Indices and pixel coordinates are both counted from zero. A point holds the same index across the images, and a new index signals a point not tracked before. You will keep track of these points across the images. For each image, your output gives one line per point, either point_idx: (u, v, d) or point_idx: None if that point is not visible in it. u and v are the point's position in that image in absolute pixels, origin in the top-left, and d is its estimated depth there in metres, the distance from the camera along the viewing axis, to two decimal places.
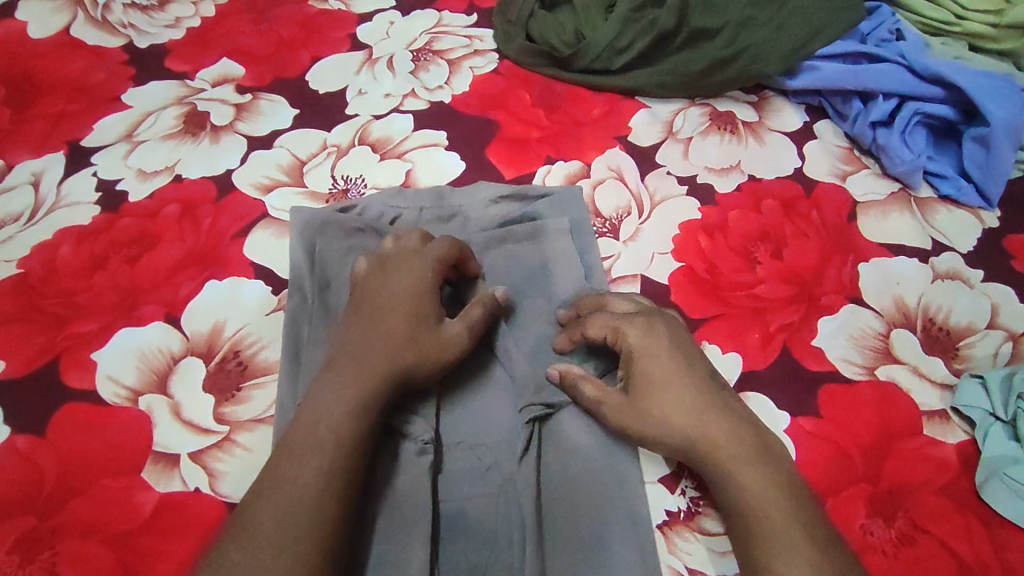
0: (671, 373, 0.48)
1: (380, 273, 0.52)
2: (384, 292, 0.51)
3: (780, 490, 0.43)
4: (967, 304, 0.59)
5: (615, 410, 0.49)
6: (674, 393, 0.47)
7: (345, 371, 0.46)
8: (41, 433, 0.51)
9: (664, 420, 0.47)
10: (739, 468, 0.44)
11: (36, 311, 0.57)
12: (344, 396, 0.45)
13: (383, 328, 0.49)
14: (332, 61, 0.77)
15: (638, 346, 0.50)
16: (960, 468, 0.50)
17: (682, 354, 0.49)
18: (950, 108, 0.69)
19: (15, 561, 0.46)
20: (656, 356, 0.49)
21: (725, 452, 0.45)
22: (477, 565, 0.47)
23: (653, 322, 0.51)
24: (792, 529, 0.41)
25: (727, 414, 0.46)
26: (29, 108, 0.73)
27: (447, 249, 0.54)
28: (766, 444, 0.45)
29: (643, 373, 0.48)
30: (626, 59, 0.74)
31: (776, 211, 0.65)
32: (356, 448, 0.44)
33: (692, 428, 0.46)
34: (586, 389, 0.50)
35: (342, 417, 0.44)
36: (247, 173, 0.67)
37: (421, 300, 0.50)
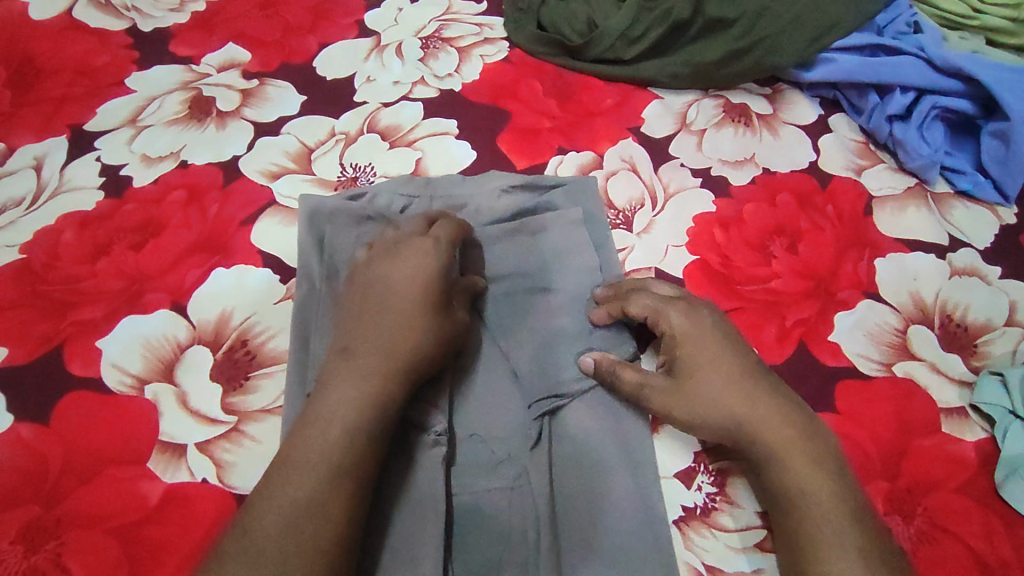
0: (717, 355, 0.47)
1: (390, 255, 0.51)
2: (391, 280, 0.49)
3: (828, 472, 0.43)
4: (985, 301, 0.58)
5: (657, 393, 0.48)
6: (722, 373, 0.46)
7: (351, 363, 0.45)
8: (44, 421, 0.50)
9: (707, 400, 0.46)
10: (786, 449, 0.44)
11: (39, 297, 0.56)
12: (352, 392, 0.43)
13: (399, 318, 0.47)
14: (339, 48, 0.75)
15: (680, 329, 0.49)
16: (980, 466, 0.50)
17: (728, 337, 0.49)
18: (968, 102, 0.68)
19: (19, 552, 0.45)
20: (700, 337, 0.48)
21: (774, 434, 0.44)
22: (491, 560, 0.46)
23: (695, 308, 0.50)
24: (840, 513, 0.41)
25: (775, 394, 0.46)
26: (30, 91, 0.71)
27: (452, 228, 0.54)
28: (811, 427, 0.45)
29: (690, 357, 0.48)
30: (639, 49, 0.72)
31: (791, 204, 0.64)
32: (365, 447, 0.42)
33: (739, 409, 0.45)
34: (625, 374, 0.50)
35: (353, 409, 0.43)
36: (254, 160, 0.66)
37: (430, 288, 0.49)
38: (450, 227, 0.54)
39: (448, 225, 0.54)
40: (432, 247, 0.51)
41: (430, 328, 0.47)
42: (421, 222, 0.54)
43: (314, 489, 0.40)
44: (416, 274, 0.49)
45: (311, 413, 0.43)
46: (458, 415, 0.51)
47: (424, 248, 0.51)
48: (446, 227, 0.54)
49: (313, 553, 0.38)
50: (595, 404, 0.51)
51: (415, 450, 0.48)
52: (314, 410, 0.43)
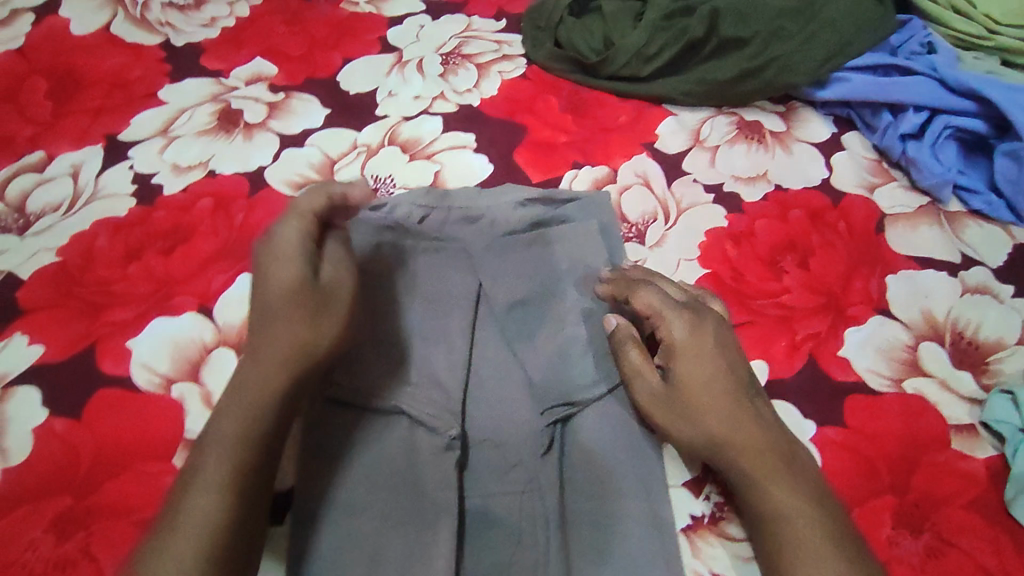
0: (710, 376, 0.47)
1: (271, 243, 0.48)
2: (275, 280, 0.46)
3: (806, 497, 0.43)
4: (996, 319, 0.58)
5: (650, 391, 0.49)
6: (715, 395, 0.47)
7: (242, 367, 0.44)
8: (77, 416, 0.51)
9: (695, 418, 0.47)
10: (763, 473, 0.44)
11: (70, 297, 0.58)
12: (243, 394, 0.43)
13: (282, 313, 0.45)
14: (363, 63, 0.79)
15: (680, 341, 0.49)
16: (989, 483, 0.49)
17: (726, 357, 0.48)
18: (981, 122, 0.68)
19: (51, 540, 0.45)
20: (699, 354, 0.48)
21: (755, 460, 0.45)
22: (501, 562, 0.47)
23: (701, 320, 0.50)
24: (817, 544, 0.41)
25: (759, 422, 0.46)
26: (70, 103, 0.75)
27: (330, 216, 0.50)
28: (792, 453, 0.45)
29: (685, 369, 0.48)
30: (654, 67, 0.75)
31: (803, 221, 0.65)
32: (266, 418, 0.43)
33: (721, 431, 0.46)
34: (631, 354, 0.51)
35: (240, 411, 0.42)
36: (279, 171, 0.68)
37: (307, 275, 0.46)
38: (315, 194, 0.49)
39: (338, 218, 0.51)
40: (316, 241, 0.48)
41: (309, 318, 0.45)
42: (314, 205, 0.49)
43: (233, 456, 0.41)
44: (286, 262, 0.45)
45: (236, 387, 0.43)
46: (471, 420, 0.52)
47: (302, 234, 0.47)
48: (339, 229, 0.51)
49: (225, 545, 0.38)
50: (606, 412, 0.52)
51: (427, 450, 0.49)
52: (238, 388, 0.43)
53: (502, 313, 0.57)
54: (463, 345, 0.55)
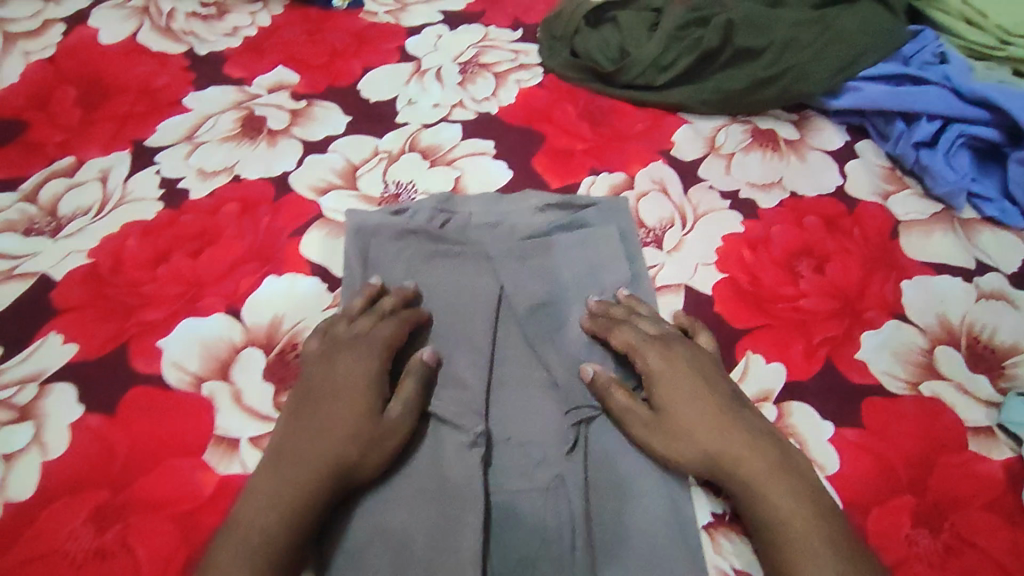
0: (693, 397, 0.49)
1: (327, 360, 0.51)
2: (327, 399, 0.48)
3: (800, 500, 0.45)
4: (1012, 324, 0.59)
5: (639, 422, 0.50)
6: (700, 412, 0.48)
7: (279, 470, 0.45)
8: (111, 412, 0.52)
9: (686, 438, 0.48)
10: (758, 482, 0.45)
11: (102, 298, 0.59)
12: (276, 494, 0.44)
13: (327, 423, 0.47)
14: (383, 72, 0.80)
15: (657, 369, 0.51)
16: (1007, 484, 0.50)
17: (704, 376, 0.51)
18: (994, 130, 0.69)
19: (90, 530, 0.46)
20: (676, 377, 0.50)
21: (748, 470, 0.46)
22: (528, 557, 0.47)
23: (671, 348, 0.52)
24: (821, 546, 0.42)
25: (746, 432, 0.48)
26: (98, 110, 0.77)
27: (393, 334, 0.53)
28: (783, 455, 0.47)
29: (665, 396, 0.50)
30: (669, 76, 0.76)
31: (818, 227, 0.66)
32: (304, 518, 0.43)
33: (710, 448, 0.47)
34: (616, 395, 0.51)
35: (275, 503, 0.43)
36: (303, 176, 0.70)
37: (363, 394, 0.49)
38: (387, 328, 0.53)
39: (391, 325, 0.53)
40: (369, 357, 0.51)
41: (362, 442, 0.47)
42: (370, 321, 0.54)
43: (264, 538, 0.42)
44: (355, 392, 0.49)
45: (279, 465, 0.45)
46: (495, 418, 0.53)
47: (362, 359, 0.51)
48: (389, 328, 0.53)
49: None
50: None
51: (453, 447, 0.50)
52: (276, 477, 0.45)
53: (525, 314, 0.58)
54: (487, 346, 0.55)
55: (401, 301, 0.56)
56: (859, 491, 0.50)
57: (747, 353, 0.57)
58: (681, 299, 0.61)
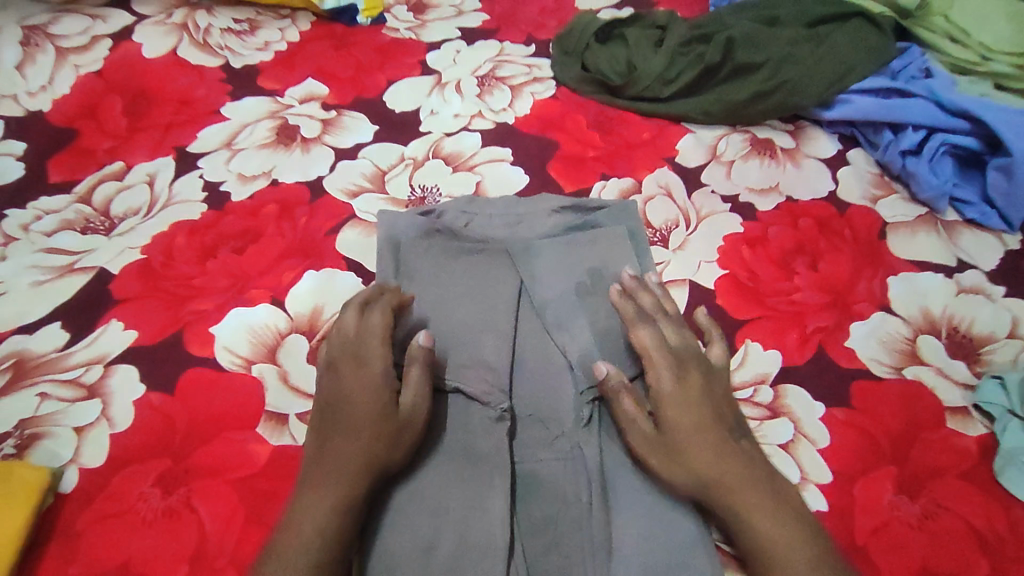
0: (694, 416, 0.52)
1: (353, 366, 0.53)
2: (353, 403, 0.51)
3: (785, 519, 0.48)
4: (989, 315, 0.64)
5: (642, 437, 0.53)
6: (699, 434, 0.51)
7: (318, 475, 0.48)
8: (171, 391, 0.58)
9: (683, 460, 0.51)
10: (748, 504, 0.48)
11: (156, 290, 0.65)
12: (320, 496, 0.47)
13: (354, 427, 0.50)
14: (407, 84, 0.86)
15: (666, 389, 0.54)
16: (980, 456, 0.55)
17: (709, 397, 0.53)
18: (974, 139, 0.75)
19: (159, 492, 0.52)
20: (683, 400, 0.53)
21: (739, 491, 0.49)
22: (551, 516, 0.53)
23: (685, 366, 0.55)
24: (798, 569, 0.45)
25: (739, 454, 0.51)
26: (143, 119, 0.83)
27: (383, 322, 0.56)
28: (770, 476, 0.50)
29: (671, 415, 0.52)
30: (673, 89, 0.82)
31: (812, 228, 0.71)
32: (347, 514, 0.47)
33: (707, 468, 0.50)
34: (626, 405, 0.55)
35: (321, 504, 0.47)
36: (336, 180, 0.76)
37: (374, 395, 0.52)
38: (376, 317, 0.56)
39: (379, 314, 0.56)
40: (374, 353, 0.54)
41: (386, 442, 0.50)
42: (354, 313, 0.56)
43: (314, 536, 0.45)
44: (368, 391, 0.52)
45: (314, 472, 0.49)
46: (518, 396, 0.59)
47: (375, 362, 0.53)
48: (379, 318, 0.56)
49: None
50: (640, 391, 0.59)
51: (482, 422, 0.56)
52: (312, 481, 0.48)
53: (545, 304, 0.63)
54: (510, 333, 0.61)
55: (399, 300, 0.59)
56: (847, 463, 0.55)
57: (745, 341, 0.63)
58: (685, 293, 0.67)
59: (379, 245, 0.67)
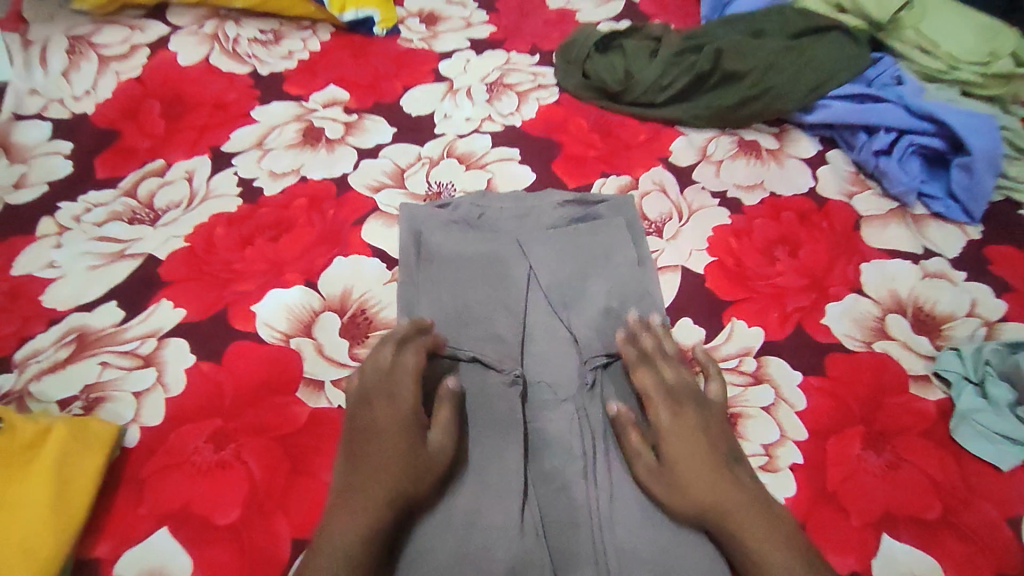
0: (695, 449, 0.55)
1: (379, 401, 0.56)
2: (381, 435, 0.54)
3: (788, 548, 0.50)
4: (951, 297, 0.71)
5: (647, 468, 0.57)
6: (700, 467, 0.54)
7: (346, 502, 0.50)
8: (219, 361, 0.65)
9: (686, 491, 0.54)
10: (750, 532, 0.51)
11: (201, 273, 0.72)
12: (348, 522, 0.49)
13: (383, 457, 0.53)
14: (422, 90, 0.94)
15: (667, 424, 0.58)
16: (938, 417, 0.62)
17: (708, 431, 0.57)
18: (940, 141, 0.82)
19: (212, 447, 0.59)
20: (683, 433, 0.57)
21: (740, 519, 0.52)
22: (557, 467, 0.60)
23: (682, 403, 0.59)
24: None
25: (739, 485, 0.54)
26: (180, 121, 0.90)
27: (416, 363, 0.60)
28: (770, 506, 0.53)
29: (673, 448, 0.56)
30: (667, 95, 0.90)
31: (793, 220, 0.79)
32: (375, 541, 0.49)
33: (709, 498, 0.53)
34: (632, 438, 0.58)
35: (351, 530, 0.49)
36: (360, 177, 0.83)
37: (403, 430, 0.55)
38: (410, 357, 0.60)
39: (413, 353, 0.60)
40: (406, 392, 0.57)
41: (414, 474, 0.53)
42: (389, 351, 0.60)
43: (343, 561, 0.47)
44: (396, 426, 0.55)
45: (344, 496, 0.51)
46: (529, 365, 0.66)
47: (404, 400, 0.57)
48: (413, 359, 0.60)
49: None
50: None
51: (496, 386, 0.63)
52: (341, 510, 0.50)
53: (552, 286, 0.70)
54: (520, 311, 0.68)
55: (419, 331, 0.63)
56: (821, 423, 0.62)
57: (732, 319, 0.70)
58: (677, 278, 0.74)
59: (402, 236, 0.75)
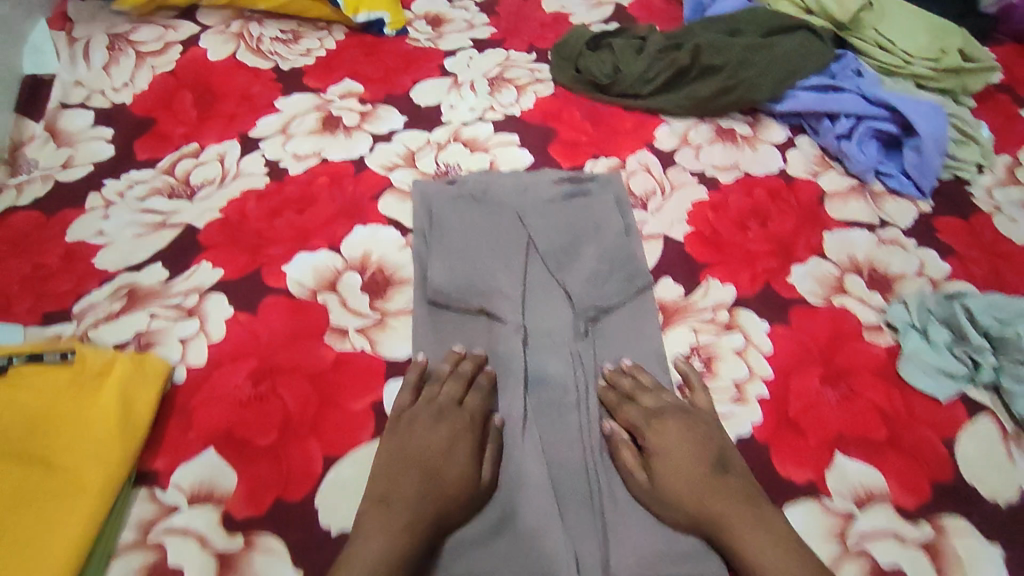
0: (679, 466, 0.62)
1: (424, 427, 0.64)
2: (413, 462, 0.61)
3: (776, 543, 0.56)
4: (902, 260, 0.81)
5: (641, 486, 0.63)
6: (685, 479, 0.61)
7: (380, 515, 0.57)
8: (254, 312, 0.73)
9: (676, 503, 0.60)
10: (737, 530, 0.57)
11: (236, 240, 0.80)
12: (383, 533, 0.55)
13: (419, 481, 0.60)
14: (429, 84, 1.03)
15: (653, 444, 0.64)
16: (887, 360, 0.72)
17: (692, 445, 0.63)
18: (894, 125, 0.92)
19: (251, 383, 0.68)
20: (668, 450, 0.63)
21: (728, 519, 0.58)
22: (553, 400, 0.69)
23: (663, 421, 0.65)
24: None
25: (725, 492, 0.60)
26: (210, 110, 0.99)
27: (480, 404, 0.66)
28: (757, 505, 0.59)
29: (659, 465, 0.62)
30: (651, 87, 0.99)
31: (764, 196, 0.88)
32: (411, 550, 0.55)
33: (695, 508, 0.59)
34: (626, 458, 0.64)
35: (385, 539, 0.55)
36: (376, 158, 0.92)
37: (438, 458, 0.61)
38: (474, 399, 0.66)
39: (454, 384, 0.67)
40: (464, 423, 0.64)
41: (449, 494, 0.60)
42: (457, 387, 0.66)
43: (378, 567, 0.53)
44: (431, 453, 0.62)
45: (376, 514, 0.57)
46: (529, 314, 0.74)
47: (440, 428, 0.64)
48: (475, 400, 0.66)
49: None
50: (621, 314, 0.75)
51: (501, 332, 0.72)
52: (374, 524, 0.56)
53: (547, 250, 0.78)
54: (520, 270, 0.76)
55: (476, 364, 0.69)
56: (784, 364, 0.71)
57: (708, 278, 0.79)
58: (660, 245, 0.83)
59: (415, 212, 0.83)
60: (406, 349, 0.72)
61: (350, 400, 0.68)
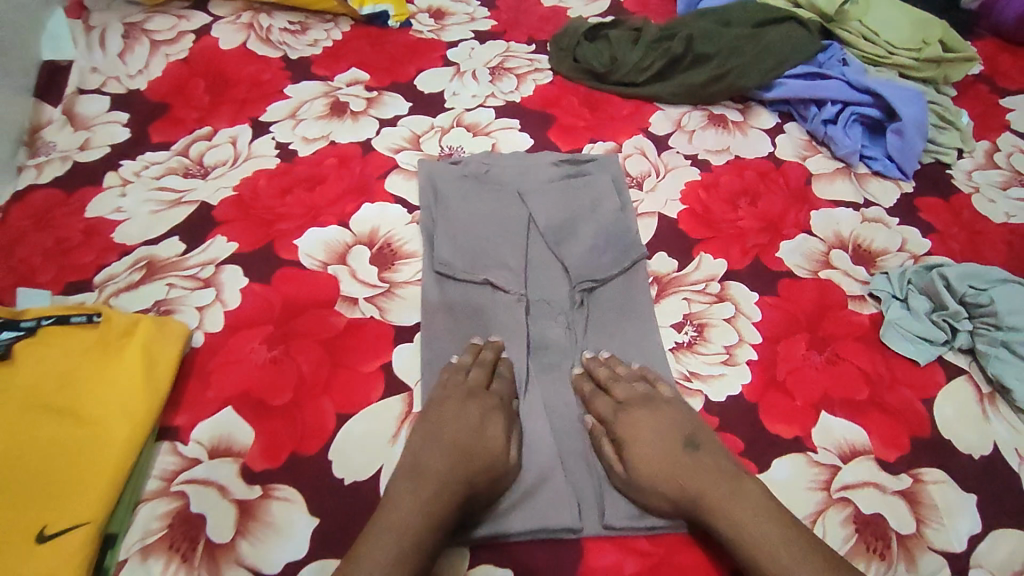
0: (654, 454, 0.63)
1: (453, 409, 0.66)
2: (439, 442, 0.63)
3: (775, 518, 0.58)
4: (885, 236, 0.85)
5: (620, 477, 0.64)
6: (663, 466, 0.63)
7: (404, 492, 0.59)
8: (268, 282, 0.77)
9: (655, 489, 0.62)
10: (725, 508, 0.59)
11: (249, 216, 0.84)
12: (411, 510, 0.57)
13: (447, 458, 0.62)
14: (433, 72, 1.07)
15: (626, 435, 0.65)
16: (871, 327, 0.76)
17: (664, 433, 0.65)
18: (878, 111, 0.96)
19: (266, 347, 0.71)
20: (642, 440, 0.64)
21: (710, 498, 0.60)
22: (552, 365, 0.72)
23: (632, 413, 0.66)
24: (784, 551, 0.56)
25: (704, 474, 0.62)
26: (221, 95, 1.02)
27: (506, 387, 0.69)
28: (738, 482, 0.61)
29: (635, 455, 0.64)
30: (646, 75, 1.03)
31: (754, 177, 0.92)
32: (439, 524, 0.57)
33: (677, 492, 0.62)
34: (606, 450, 0.66)
35: (415, 516, 0.57)
36: (382, 141, 0.96)
37: (469, 438, 0.63)
38: (502, 385, 0.69)
39: (482, 370, 0.69)
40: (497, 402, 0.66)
41: (479, 471, 0.61)
42: (483, 375, 0.68)
43: (401, 544, 0.55)
44: (459, 431, 0.64)
45: (396, 493, 0.59)
46: (531, 286, 0.77)
47: (471, 409, 0.65)
48: (502, 385, 0.69)
49: None
50: (615, 286, 0.79)
51: (504, 301, 0.75)
52: (392, 504, 0.58)
53: (546, 226, 0.81)
54: (520, 244, 0.80)
55: (496, 352, 0.71)
56: (773, 331, 0.75)
57: (700, 253, 0.83)
58: (654, 222, 0.86)
59: (421, 193, 0.87)
60: (414, 317, 0.76)
61: (360, 363, 0.71)
